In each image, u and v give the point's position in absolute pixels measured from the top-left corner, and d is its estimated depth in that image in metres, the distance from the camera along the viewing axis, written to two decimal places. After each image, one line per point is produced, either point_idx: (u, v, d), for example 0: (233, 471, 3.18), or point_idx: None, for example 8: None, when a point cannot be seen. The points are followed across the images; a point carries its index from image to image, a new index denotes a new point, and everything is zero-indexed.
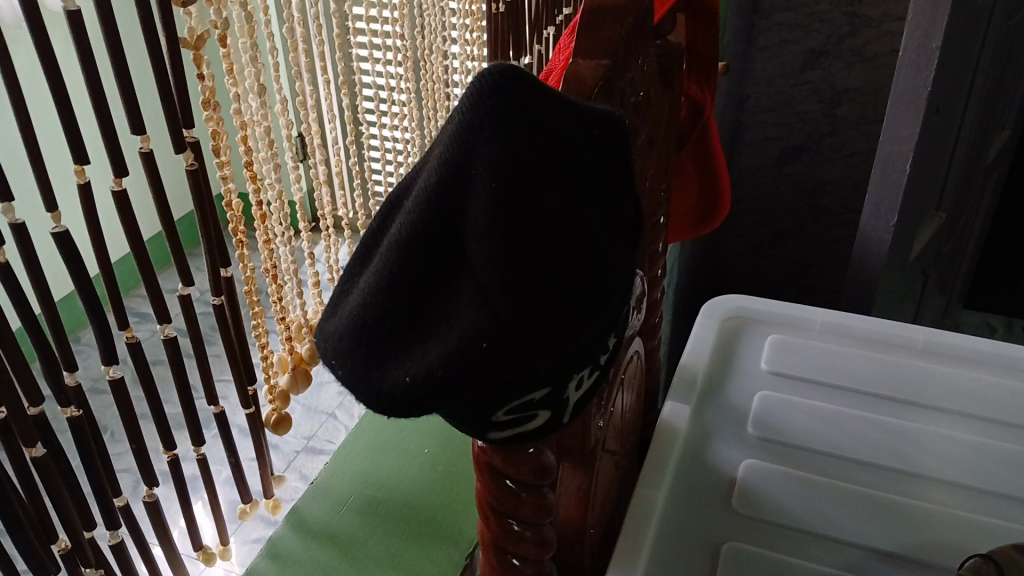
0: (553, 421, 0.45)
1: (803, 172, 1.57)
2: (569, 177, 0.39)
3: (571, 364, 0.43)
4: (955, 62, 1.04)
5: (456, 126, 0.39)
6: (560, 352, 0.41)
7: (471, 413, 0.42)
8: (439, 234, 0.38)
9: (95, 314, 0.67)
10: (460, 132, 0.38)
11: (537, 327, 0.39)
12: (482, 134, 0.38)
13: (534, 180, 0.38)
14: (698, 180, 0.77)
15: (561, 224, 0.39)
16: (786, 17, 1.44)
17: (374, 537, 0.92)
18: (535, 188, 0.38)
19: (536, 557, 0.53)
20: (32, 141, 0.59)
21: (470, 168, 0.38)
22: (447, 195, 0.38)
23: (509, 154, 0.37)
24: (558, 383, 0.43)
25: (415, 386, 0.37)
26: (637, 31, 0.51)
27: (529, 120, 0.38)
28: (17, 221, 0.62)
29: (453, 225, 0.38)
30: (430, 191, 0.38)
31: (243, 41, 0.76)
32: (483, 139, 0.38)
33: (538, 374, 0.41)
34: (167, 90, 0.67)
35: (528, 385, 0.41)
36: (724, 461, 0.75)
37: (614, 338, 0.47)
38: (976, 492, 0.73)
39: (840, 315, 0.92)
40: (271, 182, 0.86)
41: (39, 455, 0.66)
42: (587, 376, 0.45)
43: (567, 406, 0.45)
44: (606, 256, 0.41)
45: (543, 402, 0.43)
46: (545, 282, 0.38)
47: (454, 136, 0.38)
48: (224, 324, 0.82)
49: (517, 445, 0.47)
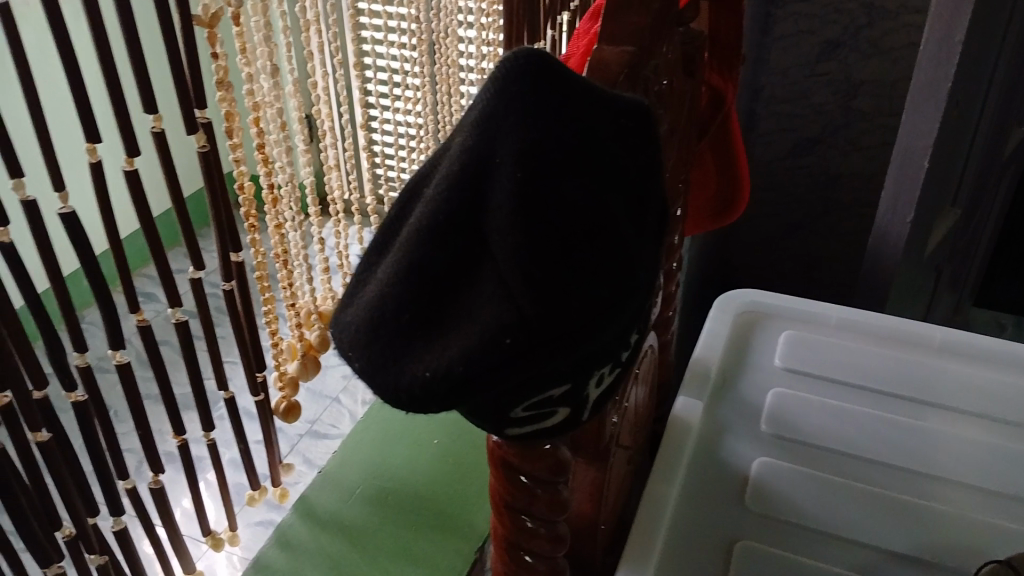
0: (572, 418, 0.44)
1: (816, 165, 1.54)
2: (594, 168, 0.38)
3: (593, 360, 0.41)
4: (977, 53, 1.01)
5: (479, 113, 0.37)
6: (582, 347, 0.39)
7: (489, 410, 0.41)
8: (460, 223, 0.37)
9: (104, 295, 0.65)
10: (483, 119, 0.37)
11: (561, 322, 0.38)
12: (506, 121, 0.37)
13: (560, 168, 0.37)
14: (716, 169, 0.75)
15: (589, 221, 0.38)
16: (801, 7, 1.41)
17: (381, 527, 0.91)
18: (559, 176, 0.37)
19: (550, 554, 0.52)
20: (41, 117, 0.57)
21: (494, 157, 0.37)
22: (470, 183, 0.37)
23: (535, 142, 0.36)
24: (579, 379, 0.42)
25: (434, 381, 0.36)
26: (665, 15, 0.49)
27: (556, 115, 0.37)
28: (28, 198, 0.59)
29: (476, 215, 0.37)
30: (451, 179, 0.37)
31: (257, 20, 0.71)
32: (506, 127, 0.37)
33: (559, 370, 0.40)
34: (178, 73, 0.64)
35: (548, 382, 0.40)
36: (737, 459, 0.74)
37: (637, 334, 0.46)
38: (993, 496, 0.71)
39: (856, 311, 0.90)
40: (283, 165, 0.81)
41: (44, 440, 0.65)
42: (608, 373, 0.44)
43: (586, 403, 0.44)
44: (632, 250, 0.40)
45: (562, 398, 0.42)
46: (569, 274, 0.37)
47: (477, 123, 0.37)
48: (235, 312, 0.80)
49: (535, 441, 0.46)
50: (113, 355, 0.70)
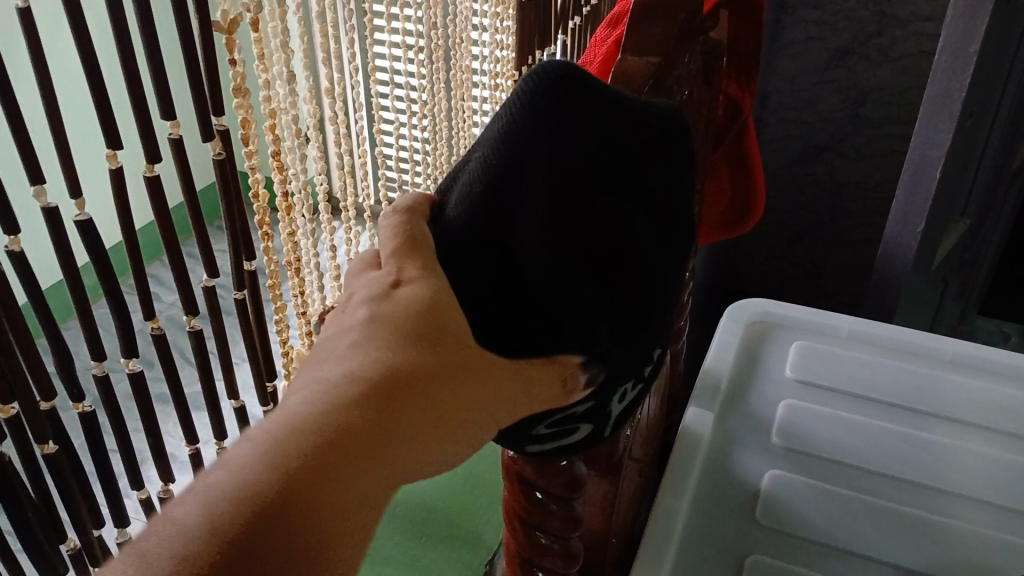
0: (595, 434, 0.46)
1: (823, 172, 1.53)
2: (618, 184, 0.40)
3: (615, 376, 0.44)
4: (990, 64, 1.00)
5: (510, 126, 0.40)
6: (604, 362, 0.43)
7: (514, 430, 0.43)
8: (488, 230, 0.40)
9: (117, 302, 0.63)
10: (514, 132, 0.39)
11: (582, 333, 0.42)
12: (535, 138, 0.39)
13: (586, 186, 0.40)
14: (731, 176, 0.74)
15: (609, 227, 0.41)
16: (812, 14, 1.40)
17: (389, 538, 0.90)
18: (585, 193, 0.40)
19: (563, 569, 0.52)
20: (56, 122, 0.56)
21: (523, 172, 0.39)
22: (499, 192, 0.40)
23: (562, 161, 0.39)
24: (603, 396, 0.44)
25: None
26: (689, 26, 0.49)
27: (582, 120, 0.39)
28: (49, 206, 0.57)
29: (503, 224, 0.40)
30: (482, 187, 0.40)
31: (274, 25, 0.69)
32: (535, 143, 0.39)
33: (581, 388, 0.43)
34: (197, 81, 0.61)
35: (571, 401, 0.43)
36: (748, 471, 0.74)
37: (659, 350, 0.49)
38: (1007, 512, 0.71)
39: (869, 322, 0.89)
40: (297, 172, 0.78)
41: (51, 452, 0.64)
42: (631, 388, 0.47)
43: (608, 419, 0.46)
44: (651, 262, 0.43)
45: (586, 414, 0.44)
46: (585, 284, 0.41)
47: (508, 134, 0.40)
48: (245, 321, 0.75)
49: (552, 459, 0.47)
50: (125, 364, 0.67)
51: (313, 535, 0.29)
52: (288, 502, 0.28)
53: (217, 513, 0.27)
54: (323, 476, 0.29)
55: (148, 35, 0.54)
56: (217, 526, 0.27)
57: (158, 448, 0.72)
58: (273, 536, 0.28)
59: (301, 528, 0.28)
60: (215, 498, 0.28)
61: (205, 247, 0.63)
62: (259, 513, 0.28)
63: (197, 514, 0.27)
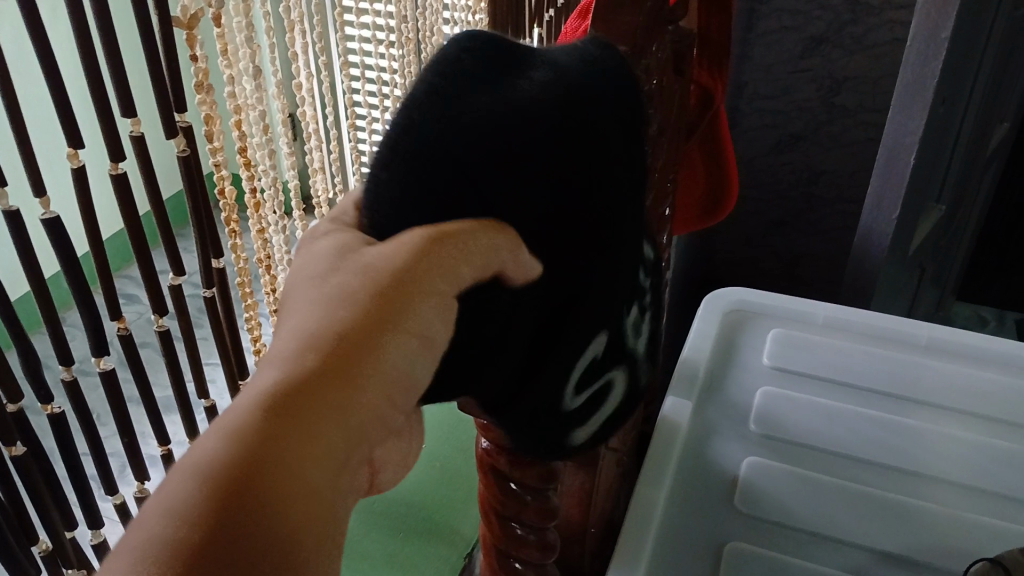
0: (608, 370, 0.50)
1: (799, 162, 1.53)
2: (579, 134, 0.41)
3: (612, 313, 0.48)
4: (962, 51, 1.01)
5: (430, 87, 0.38)
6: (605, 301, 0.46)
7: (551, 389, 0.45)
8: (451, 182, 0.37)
9: (84, 301, 0.62)
10: (440, 91, 0.38)
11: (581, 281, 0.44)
12: (471, 95, 0.38)
13: (545, 132, 0.39)
14: (705, 165, 0.74)
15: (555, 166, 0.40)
16: (786, 3, 1.40)
17: (369, 536, 0.90)
18: (546, 142, 0.39)
19: (539, 561, 0.52)
20: (18, 120, 0.55)
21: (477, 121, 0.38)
22: (455, 147, 0.37)
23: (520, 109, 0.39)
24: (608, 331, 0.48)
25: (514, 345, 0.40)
26: (657, 15, 0.49)
27: (490, 94, 0.38)
28: (11, 208, 0.56)
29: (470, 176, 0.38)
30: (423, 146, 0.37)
31: (239, 20, 0.68)
32: (472, 97, 0.38)
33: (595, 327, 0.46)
34: (159, 76, 0.59)
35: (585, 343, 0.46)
36: (726, 459, 0.74)
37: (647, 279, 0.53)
38: (981, 493, 0.71)
39: (845, 310, 0.90)
40: (266, 169, 0.76)
41: (19, 454, 0.63)
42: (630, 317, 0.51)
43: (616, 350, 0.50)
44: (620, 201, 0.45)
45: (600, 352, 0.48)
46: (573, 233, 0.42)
47: (434, 94, 0.37)
48: (216, 319, 0.74)
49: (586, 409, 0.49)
50: (95, 364, 0.66)
51: (291, 523, 0.26)
52: (262, 481, 0.26)
53: (184, 505, 0.25)
54: (288, 456, 0.27)
55: (106, 31, 0.53)
56: (187, 516, 0.25)
57: (130, 448, 0.72)
58: (239, 522, 0.25)
59: (277, 514, 0.26)
60: (186, 480, 0.26)
61: (171, 245, 0.62)
62: (229, 494, 0.25)
63: (166, 512, 0.25)
